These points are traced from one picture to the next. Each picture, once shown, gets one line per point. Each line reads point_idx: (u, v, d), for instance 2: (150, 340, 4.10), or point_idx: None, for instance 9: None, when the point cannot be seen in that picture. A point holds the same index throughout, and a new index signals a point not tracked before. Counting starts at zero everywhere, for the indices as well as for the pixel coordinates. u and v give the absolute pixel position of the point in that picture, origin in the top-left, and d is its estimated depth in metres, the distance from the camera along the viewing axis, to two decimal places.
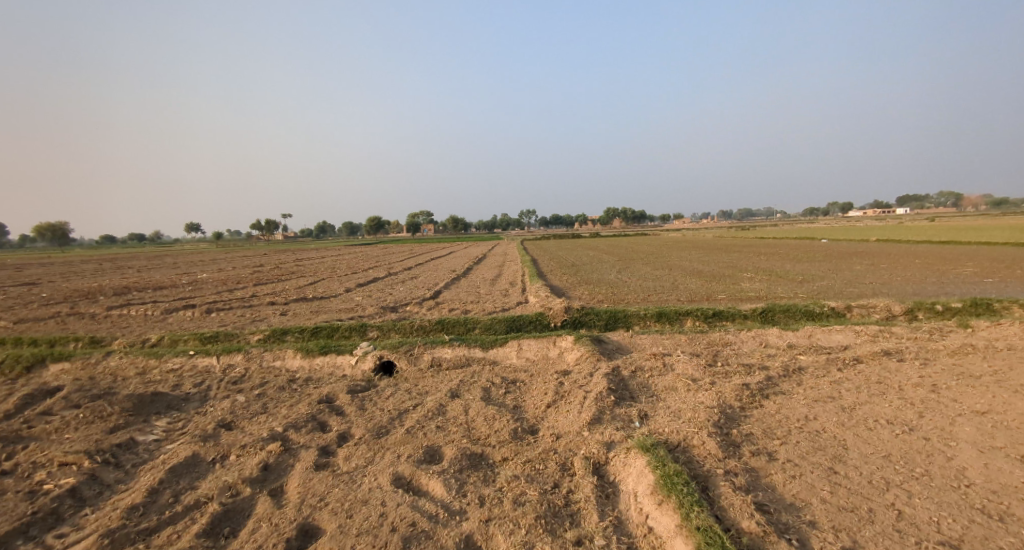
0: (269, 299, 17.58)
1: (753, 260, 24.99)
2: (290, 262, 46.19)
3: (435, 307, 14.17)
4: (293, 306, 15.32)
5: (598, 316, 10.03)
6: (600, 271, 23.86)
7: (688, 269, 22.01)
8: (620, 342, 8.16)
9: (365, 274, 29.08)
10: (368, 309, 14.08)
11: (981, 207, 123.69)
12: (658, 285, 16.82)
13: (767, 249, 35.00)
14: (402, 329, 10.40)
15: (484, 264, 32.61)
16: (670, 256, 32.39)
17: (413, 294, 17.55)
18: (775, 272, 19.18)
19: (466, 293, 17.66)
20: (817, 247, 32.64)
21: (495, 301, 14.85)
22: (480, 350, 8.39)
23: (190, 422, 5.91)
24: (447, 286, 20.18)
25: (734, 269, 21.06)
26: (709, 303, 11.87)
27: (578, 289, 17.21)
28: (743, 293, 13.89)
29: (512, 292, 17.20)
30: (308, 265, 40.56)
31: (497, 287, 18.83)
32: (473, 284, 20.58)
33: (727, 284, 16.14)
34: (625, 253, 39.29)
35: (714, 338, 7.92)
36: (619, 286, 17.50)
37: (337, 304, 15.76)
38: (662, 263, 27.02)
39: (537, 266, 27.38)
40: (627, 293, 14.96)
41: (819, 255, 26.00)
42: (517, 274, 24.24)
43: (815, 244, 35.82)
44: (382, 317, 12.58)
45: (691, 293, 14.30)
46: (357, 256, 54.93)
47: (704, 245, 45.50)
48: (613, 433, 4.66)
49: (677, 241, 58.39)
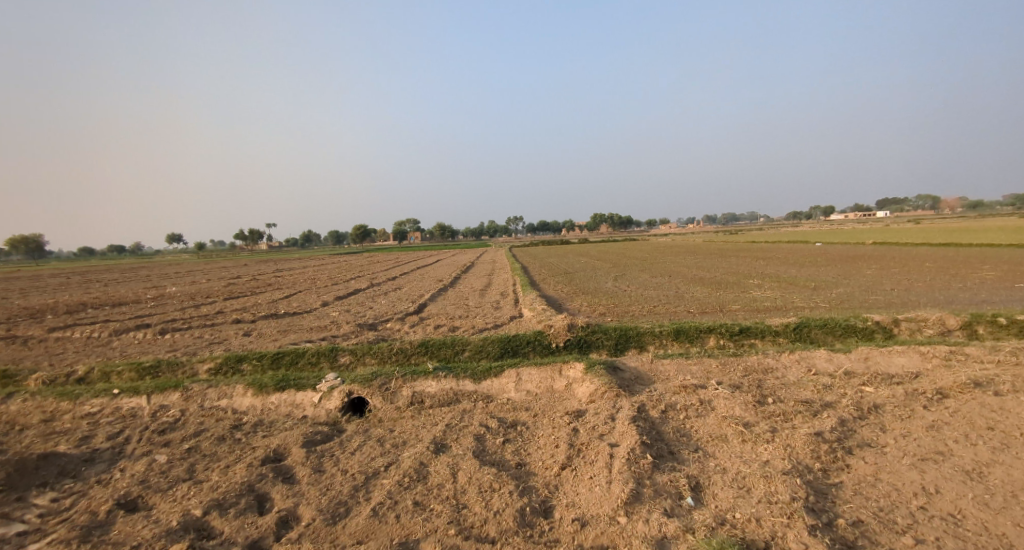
0: (235, 316, 15.92)
1: (754, 265, 24.01)
2: (269, 273, 44.31)
3: (419, 324, 12.72)
4: (259, 324, 13.72)
5: (607, 335, 8.72)
6: (596, 279, 22.70)
7: (688, 276, 20.87)
8: (638, 369, 6.82)
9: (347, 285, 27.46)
10: (343, 328, 12.56)
11: (959, 209, 126.23)
12: (662, 295, 15.67)
13: (762, 253, 34.23)
14: (378, 353, 8.96)
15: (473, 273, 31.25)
16: (665, 262, 31.35)
17: (395, 309, 16.09)
18: (782, 277, 18.14)
19: (454, 306, 16.24)
20: (814, 251, 31.88)
21: (485, 315, 13.45)
22: (471, 382, 6.97)
23: (83, 499, 4.42)
24: (433, 298, 18.72)
25: (737, 274, 20.00)
26: (726, 316, 10.65)
27: (576, 300, 15.91)
28: (757, 303, 12.74)
29: (503, 304, 15.83)
30: (287, 276, 38.60)
31: (486, 299, 17.42)
32: (461, 295, 19.16)
33: (737, 292, 15.00)
34: (618, 259, 38.17)
35: (751, 364, 6.63)
36: (620, 295, 16.31)
37: (309, 321, 14.19)
38: (659, 269, 25.96)
39: (529, 274, 26.11)
40: (630, 305, 13.73)
41: (821, 259, 25.12)
42: (508, 283, 22.90)
43: (811, 247, 35.17)
44: (358, 337, 11.11)
45: (701, 304, 13.22)
46: (340, 265, 53.04)
47: (698, 249, 44.66)
48: (663, 522, 3.30)
49: (668, 246, 57.66)
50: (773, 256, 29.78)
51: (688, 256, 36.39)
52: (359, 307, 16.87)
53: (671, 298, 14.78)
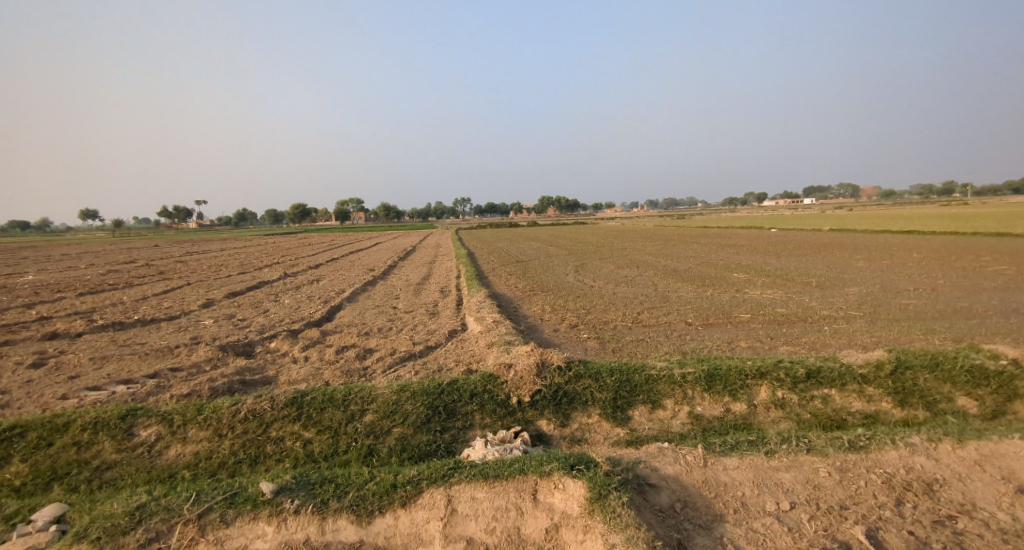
0: (57, 320, 11.16)
1: (726, 254, 21.83)
2: (171, 257, 37.59)
3: (315, 345, 8.85)
4: (75, 337, 9.21)
5: (600, 386, 5.64)
6: (554, 270, 19.52)
7: (661, 268, 18.13)
8: (684, 486, 3.56)
9: (255, 275, 22.58)
10: (198, 348, 8.43)
11: (878, 199, 135.38)
12: (642, 294, 12.70)
13: (724, 239, 32.57)
14: (212, 422, 5.03)
15: (413, 260, 27.28)
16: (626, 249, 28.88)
17: (297, 316, 12.03)
18: (768, 270, 15.78)
19: (378, 309, 12.48)
20: (776, 237, 30.59)
21: (414, 331, 9.85)
22: (353, 522, 3.39)
23: None
24: (354, 297, 14.72)
25: (715, 266, 17.55)
26: (750, 343, 7.69)
27: (534, 302, 12.56)
28: (770, 310, 9.99)
29: (442, 309, 12.24)
30: (190, 262, 32.53)
31: (421, 300, 13.72)
32: (390, 293, 15.27)
33: (732, 291, 12.22)
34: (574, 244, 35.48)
35: (893, 469, 3.55)
36: (589, 294, 13.20)
37: (161, 332, 9.86)
38: (623, 257, 23.34)
39: (476, 263, 22.64)
40: (608, 313, 10.60)
41: (791, 247, 23.41)
42: (451, 275, 19.30)
43: (770, 234, 33.92)
44: (209, 372, 7.12)
45: (700, 311, 10.28)
46: (263, 248, 46.83)
47: (653, 235, 42.71)
48: None
49: (620, 230, 55.89)
50: (736, 243, 27.96)
51: (647, 242, 34.11)
52: (250, 312, 12.63)
53: (654, 300, 11.81)
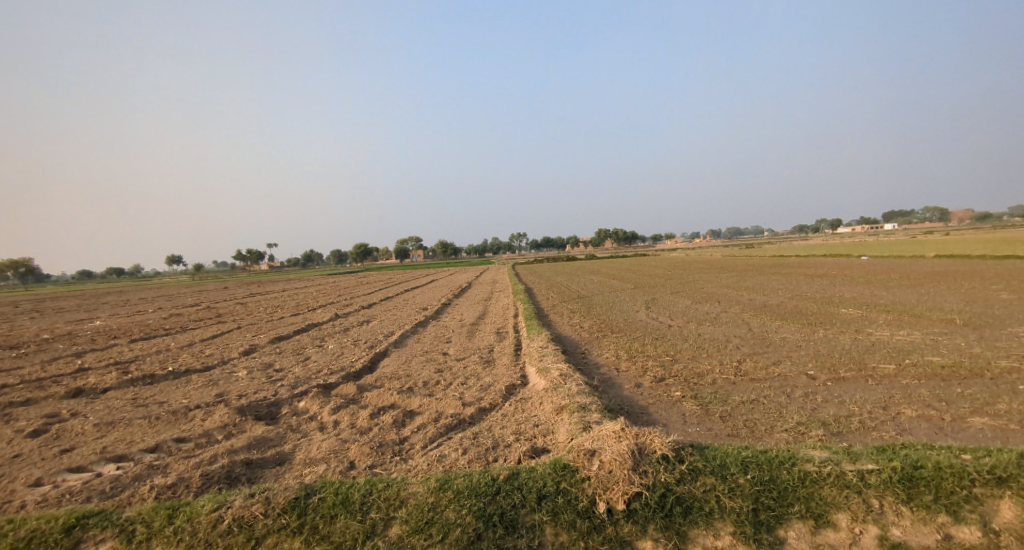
0: (97, 372, 10.65)
1: (819, 286, 19.08)
2: (237, 300, 38.90)
3: (349, 406, 7.52)
4: (99, 395, 8.46)
5: (732, 489, 3.79)
6: (619, 307, 17.63)
7: (746, 304, 15.79)
8: None
9: (308, 317, 22.23)
10: (217, 410, 7.31)
11: (969, 220, 122.56)
12: (735, 338, 10.60)
13: (807, 270, 29.22)
14: (182, 536, 3.68)
15: (465, 298, 26.22)
16: (695, 282, 26.43)
17: (339, 364, 10.91)
18: (884, 305, 13.16)
19: (427, 356, 11.16)
20: (869, 266, 27.08)
21: (465, 386, 8.32)
22: None
23: None
24: (401, 342, 13.53)
25: (812, 301, 15.03)
26: (923, 413, 5.52)
27: (605, 347, 10.76)
28: (924, 360, 7.65)
29: (497, 356, 10.72)
30: (252, 304, 33.30)
31: (474, 345, 12.29)
32: (441, 336, 13.98)
33: (854, 333, 9.85)
34: (634, 278, 33.32)
35: None
36: (669, 337, 11.24)
37: (190, 387, 8.97)
38: (695, 291, 21.05)
39: (533, 301, 21.13)
40: (699, 362, 8.63)
41: (896, 277, 20.25)
42: (506, 314, 17.89)
43: (860, 262, 30.28)
44: (217, 445, 5.90)
45: (824, 360, 8.09)
46: (322, 289, 47.96)
47: (720, 266, 39.71)
48: None
49: (681, 262, 52.88)
50: (823, 274, 24.88)
51: (716, 274, 31.32)
52: (291, 360, 11.68)
53: (754, 345, 9.68)
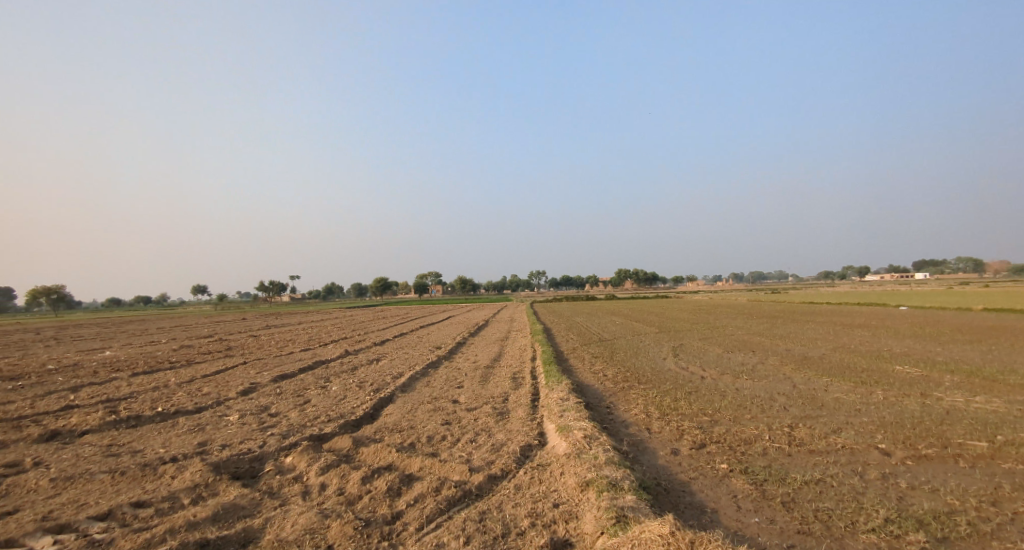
0: (82, 410, 9.94)
1: (862, 339, 17.61)
2: (251, 331, 38.58)
3: (341, 465, 6.57)
4: (72, 440, 7.68)
5: None
6: (643, 354, 16.45)
7: (785, 356, 14.45)
8: None
9: (317, 353, 21.48)
10: (191, 465, 6.42)
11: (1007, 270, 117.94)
12: (780, 396, 9.39)
13: (843, 319, 27.62)
14: None
15: (480, 338, 25.27)
16: (723, 328, 25.03)
17: (338, 411, 10.00)
18: (946, 364, 11.78)
19: (434, 404, 10.18)
20: (912, 318, 25.36)
21: (473, 444, 7.31)
22: None
23: None
24: (410, 385, 12.60)
25: (860, 356, 13.67)
26: None
27: (632, 401, 9.64)
28: (1022, 438, 6.39)
29: (511, 407, 9.70)
30: (265, 336, 32.87)
31: (487, 392, 11.26)
32: (452, 380, 12.99)
33: (923, 396, 8.56)
34: (657, 321, 31.95)
35: None
36: (705, 392, 10.07)
37: (172, 434, 8.14)
38: (725, 339, 19.74)
39: (551, 343, 20.07)
40: (745, 426, 7.47)
41: (947, 331, 18.67)
42: (522, 357, 16.86)
43: (900, 313, 28.51)
44: (178, 514, 4.99)
45: (896, 430, 6.86)
46: (338, 323, 47.63)
47: (747, 312, 38.10)
48: None
49: (704, 306, 51.22)
50: (863, 325, 23.29)
51: (744, 320, 29.82)
52: (289, 403, 10.82)
53: (806, 407, 8.46)
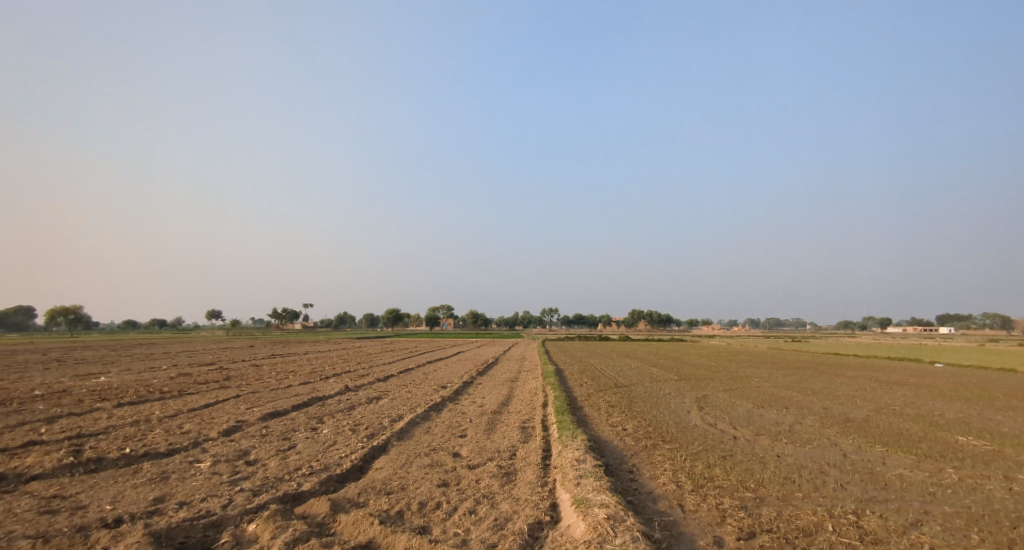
0: (44, 449, 9.00)
1: (907, 401, 15.98)
2: (255, 361, 37.75)
3: (310, 539, 5.44)
4: (13, 489, 6.70)
5: None
6: (664, 406, 15.06)
7: (825, 417, 12.97)
8: None
9: (316, 388, 20.42)
10: (131, 533, 5.36)
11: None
12: (833, 469, 8.03)
13: (878, 374, 25.72)
14: None
15: (488, 377, 23.99)
16: (749, 379, 23.40)
17: (323, 461, 8.89)
18: (1018, 437, 10.25)
19: (432, 458, 8.99)
20: (956, 378, 23.45)
21: (471, 516, 6.13)
22: None
23: None
24: (407, 431, 11.43)
25: (912, 421, 12.15)
26: None
27: (658, 466, 8.34)
28: None
29: (518, 466, 8.48)
30: (268, 367, 31.97)
31: (492, 444, 10.04)
32: (455, 428, 11.79)
33: (1011, 480, 7.16)
34: (676, 367, 30.33)
35: None
36: (741, 459, 8.74)
37: (129, 486, 7.12)
38: (753, 392, 18.21)
39: (563, 387, 18.75)
40: (799, 509, 6.16)
41: (1002, 396, 16.91)
42: (533, 402, 15.58)
43: (940, 372, 26.50)
44: None
45: (995, 525, 5.52)
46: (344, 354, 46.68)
47: (771, 361, 36.23)
48: None
49: (723, 353, 49.21)
50: (902, 383, 21.49)
51: (770, 370, 28.06)
52: (271, 448, 9.73)
53: (868, 485, 7.11)
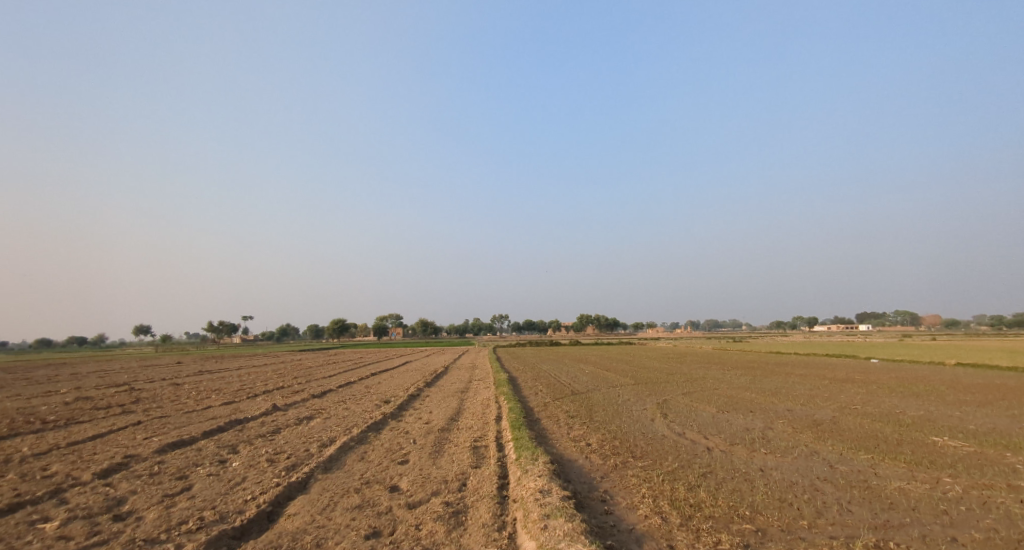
0: None
1: (862, 399, 15.95)
2: (177, 378, 33.79)
3: None
4: None
5: None
6: (628, 415, 14.09)
7: (794, 421, 12.43)
8: None
9: (239, 407, 17.85)
10: None
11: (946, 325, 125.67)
12: (827, 487, 7.17)
13: (824, 372, 26.36)
14: None
15: (440, 388, 22.27)
16: (705, 380, 23.18)
17: (220, 507, 6.97)
18: (988, 435, 9.99)
19: (362, 496, 7.28)
20: (895, 374, 24.33)
21: None
22: None
23: None
24: (338, 460, 9.61)
25: (880, 422, 11.80)
26: None
27: (634, 493, 7.13)
28: None
29: (471, 500, 6.99)
30: (189, 384, 28.47)
31: (438, 471, 8.46)
32: (395, 452, 10.07)
33: (1017, 489, 6.55)
34: (632, 370, 29.88)
35: None
36: (725, 479, 7.74)
37: None
38: (713, 395, 17.71)
39: (520, 397, 17.42)
40: (814, 548, 5.11)
41: (947, 390, 17.31)
42: (487, 416, 14.10)
43: (878, 368, 27.64)
44: None
45: None
46: (283, 368, 43.04)
47: (721, 361, 36.79)
48: None
49: (673, 354, 49.90)
50: (850, 380, 21.92)
51: (724, 371, 28.14)
52: (155, 491, 7.65)
53: (872, 506, 6.25)
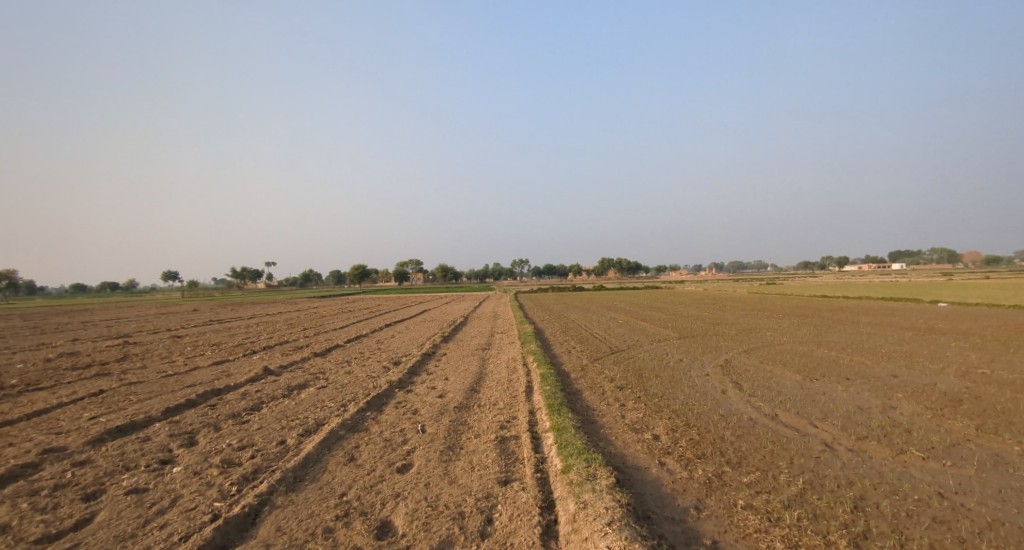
0: None
1: (982, 361, 12.74)
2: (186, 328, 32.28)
3: None
4: None
5: None
6: (691, 384, 11.27)
7: (917, 398, 9.45)
8: None
9: (226, 368, 15.52)
10: None
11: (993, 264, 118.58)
12: None
13: (895, 320, 23.01)
14: None
15: (458, 343, 19.73)
16: (760, 332, 20.20)
17: None
18: None
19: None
20: (986, 321, 20.90)
21: None
22: None
23: None
24: (316, 462, 7.03)
25: None
26: None
27: None
28: None
29: None
30: (193, 336, 26.67)
31: (450, 493, 5.76)
32: (393, 450, 7.41)
33: None
34: (670, 318, 26.97)
35: None
36: (902, 521, 4.88)
37: None
38: (783, 354, 14.75)
39: (551, 358, 14.68)
40: None
41: None
42: (513, 386, 11.42)
43: (957, 313, 24.21)
44: None
45: None
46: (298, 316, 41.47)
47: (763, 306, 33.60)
48: None
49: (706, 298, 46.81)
50: (937, 331, 18.64)
51: (775, 320, 25.02)
52: (32, 531, 5.06)
53: None
